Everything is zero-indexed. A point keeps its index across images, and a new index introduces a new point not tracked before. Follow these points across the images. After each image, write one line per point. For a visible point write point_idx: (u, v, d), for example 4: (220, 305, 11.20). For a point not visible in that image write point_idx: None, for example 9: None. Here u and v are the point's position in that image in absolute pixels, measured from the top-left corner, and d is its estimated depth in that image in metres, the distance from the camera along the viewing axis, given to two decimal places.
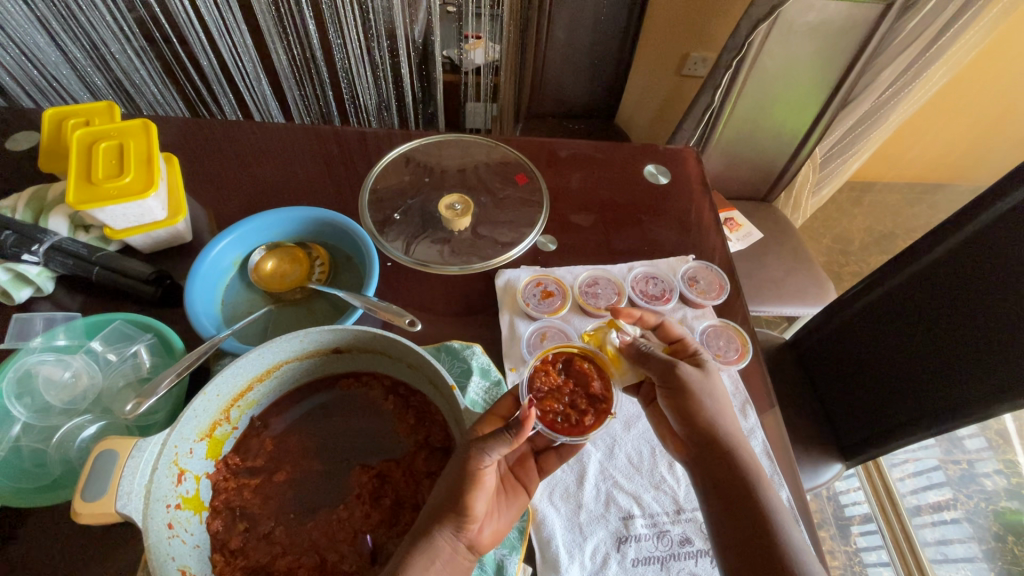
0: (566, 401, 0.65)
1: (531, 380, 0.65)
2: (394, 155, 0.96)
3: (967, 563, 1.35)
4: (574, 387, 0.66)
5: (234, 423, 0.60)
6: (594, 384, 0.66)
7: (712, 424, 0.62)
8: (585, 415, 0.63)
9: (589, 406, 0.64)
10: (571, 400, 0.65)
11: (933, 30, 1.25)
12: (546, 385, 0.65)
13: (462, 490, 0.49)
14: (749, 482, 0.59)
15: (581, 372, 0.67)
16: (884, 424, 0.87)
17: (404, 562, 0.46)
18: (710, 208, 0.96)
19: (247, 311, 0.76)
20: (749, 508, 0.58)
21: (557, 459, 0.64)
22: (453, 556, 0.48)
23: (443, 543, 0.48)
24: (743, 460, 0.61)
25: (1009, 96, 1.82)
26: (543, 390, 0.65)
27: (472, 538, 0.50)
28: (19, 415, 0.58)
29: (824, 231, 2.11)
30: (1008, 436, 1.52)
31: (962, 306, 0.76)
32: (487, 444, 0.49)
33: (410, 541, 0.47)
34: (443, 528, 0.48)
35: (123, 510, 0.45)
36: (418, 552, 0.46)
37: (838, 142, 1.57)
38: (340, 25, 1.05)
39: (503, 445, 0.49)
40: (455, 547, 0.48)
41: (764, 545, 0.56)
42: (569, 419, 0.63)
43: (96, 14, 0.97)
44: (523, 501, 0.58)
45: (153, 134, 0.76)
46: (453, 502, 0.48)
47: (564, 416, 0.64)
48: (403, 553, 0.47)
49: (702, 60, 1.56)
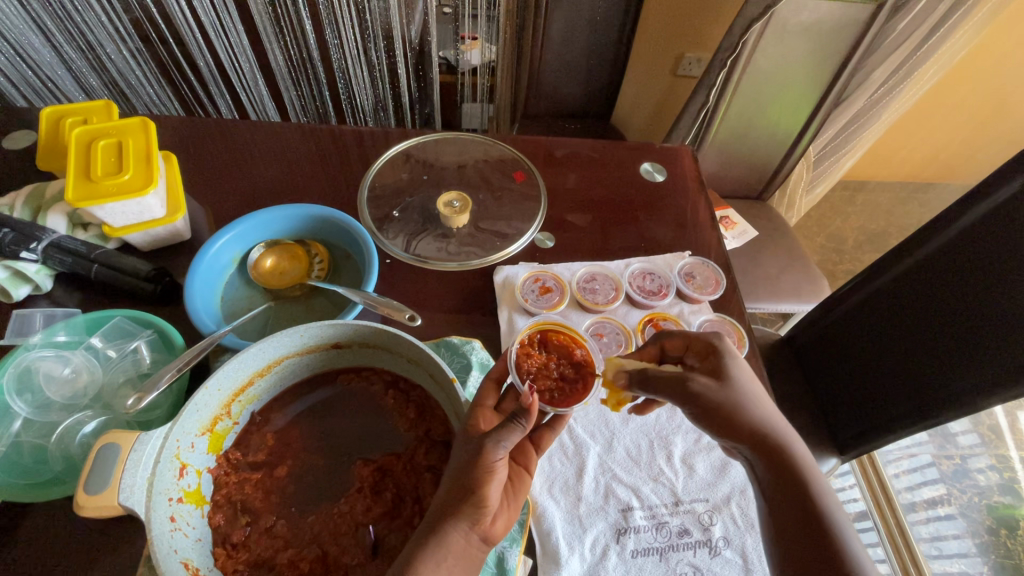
0: (555, 375, 0.68)
1: (518, 364, 0.67)
2: (393, 153, 0.96)
3: (961, 558, 1.36)
4: (558, 359, 0.70)
5: (234, 418, 0.60)
6: (575, 353, 0.71)
7: (752, 433, 0.56)
8: (575, 383, 0.68)
9: (577, 374, 0.69)
10: (559, 373, 0.69)
11: (923, 29, 1.27)
12: (533, 365, 0.68)
13: (467, 479, 0.49)
14: (806, 496, 0.52)
15: (562, 345, 0.72)
16: (879, 418, 0.87)
17: (414, 558, 0.45)
18: (706, 206, 0.97)
19: (246, 308, 0.76)
20: (809, 524, 0.51)
21: (551, 433, 0.61)
22: (466, 549, 0.47)
23: (457, 537, 0.46)
24: (799, 469, 0.54)
25: (999, 95, 1.85)
26: (532, 369, 0.67)
27: (487, 531, 0.48)
28: (20, 410, 0.58)
29: (818, 229, 2.13)
30: (1000, 431, 1.53)
31: (956, 299, 0.77)
32: (500, 435, 0.50)
33: (420, 535, 0.47)
34: (457, 523, 0.47)
35: (126, 503, 0.45)
36: (425, 544, 0.46)
37: (831, 141, 1.59)
38: (336, 25, 1.05)
39: (515, 434, 0.50)
40: (469, 541, 0.47)
41: (834, 567, 0.49)
42: (563, 390, 0.67)
43: (91, 14, 0.97)
44: (527, 483, 0.56)
45: (152, 132, 0.76)
46: (459, 493, 0.48)
47: (558, 389, 0.67)
48: (412, 547, 0.46)
49: (696, 60, 1.55)
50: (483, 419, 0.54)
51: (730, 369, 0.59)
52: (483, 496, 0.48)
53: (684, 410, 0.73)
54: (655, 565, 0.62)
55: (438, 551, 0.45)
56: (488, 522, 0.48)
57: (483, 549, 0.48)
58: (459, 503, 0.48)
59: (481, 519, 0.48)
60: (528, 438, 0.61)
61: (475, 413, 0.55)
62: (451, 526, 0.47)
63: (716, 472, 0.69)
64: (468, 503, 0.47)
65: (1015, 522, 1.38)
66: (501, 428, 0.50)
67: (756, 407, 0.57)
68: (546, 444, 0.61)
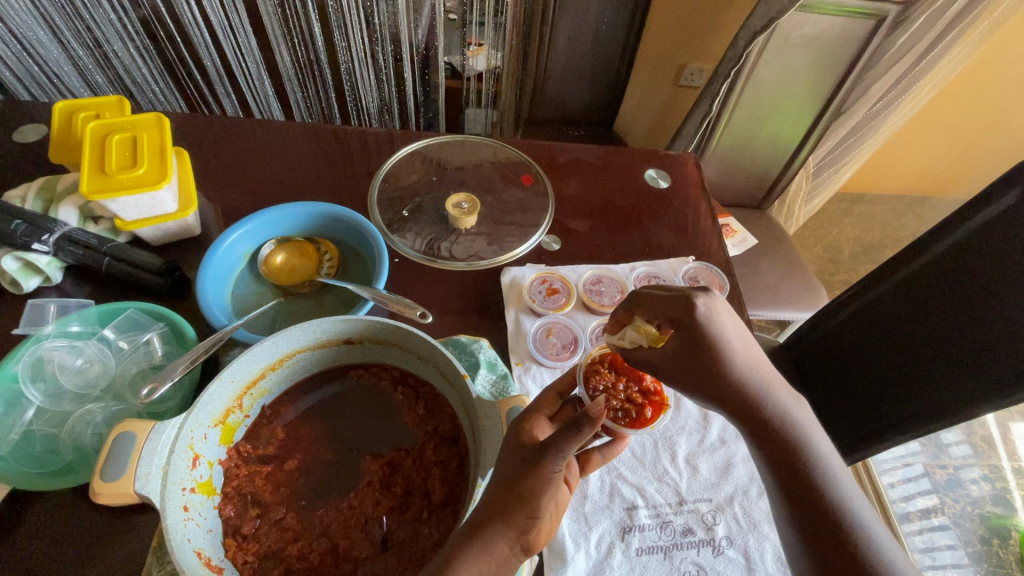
0: (622, 396, 0.69)
1: (587, 379, 0.67)
2: (404, 153, 0.97)
3: (955, 568, 1.37)
4: (626, 383, 0.70)
5: (245, 411, 0.61)
6: (646, 378, 0.71)
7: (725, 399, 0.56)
8: (643, 408, 0.69)
9: (644, 399, 0.70)
10: (627, 394, 0.69)
11: (923, 44, 1.29)
12: (602, 382, 0.67)
13: (512, 484, 0.47)
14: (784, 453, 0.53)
15: (628, 369, 0.71)
16: (878, 424, 0.89)
17: (454, 559, 0.44)
18: (708, 212, 0.98)
19: (256, 303, 0.77)
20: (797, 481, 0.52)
21: (600, 459, 0.59)
22: (509, 557, 0.46)
23: (501, 544, 0.46)
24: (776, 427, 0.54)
25: (993, 111, 1.88)
26: (601, 387, 0.66)
27: (529, 541, 0.47)
28: (33, 399, 0.59)
29: (814, 240, 2.16)
30: (992, 442, 1.59)
31: (953, 306, 0.78)
32: (559, 445, 0.47)
33: (459, 538, 0.46)
34: (505, 530, 0.46)
35: (142, 491, 0.46)
36: (466, 549, 0.45)
37: (830, 152, 1.61)
38: (344, 27, 1.07)
39: (573, 444, 0.47)
40: (511, 550, 0.46)
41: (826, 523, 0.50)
42: (629, 413, 0.68)
43: (100, 13, 0.98)
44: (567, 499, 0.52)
45: (167, 128, 0.76)
46: (505, 494, 0.47)
47: (622, 411, 0.68)
48: (450, 549, 0.45)
49: (698, 70, 1.52)
50: (540, 427, 0.53)
51: (698, 337, 0.56)
52: (538, 504, 0.46)
53: (688, 411, 0.75)
54: (659, 563, 0.62)
55: (482, 557, 0.44)
56: (534, 532, 0.47)
57: (524, 558, 0.47)
58: (511, 508, 0.47)
59: (530, 529, 0.46)
60: (576, 456, 0.58)
61: (528, 418, 0.54)
62: (495, 531, 0.46)
63: (718, 473, 0.70)
64: (522, 510, 0.46)
65: (1006, 532, 1.42)
66: (559, 437, 0.48)
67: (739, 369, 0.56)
68: (592, 467, 0.58)
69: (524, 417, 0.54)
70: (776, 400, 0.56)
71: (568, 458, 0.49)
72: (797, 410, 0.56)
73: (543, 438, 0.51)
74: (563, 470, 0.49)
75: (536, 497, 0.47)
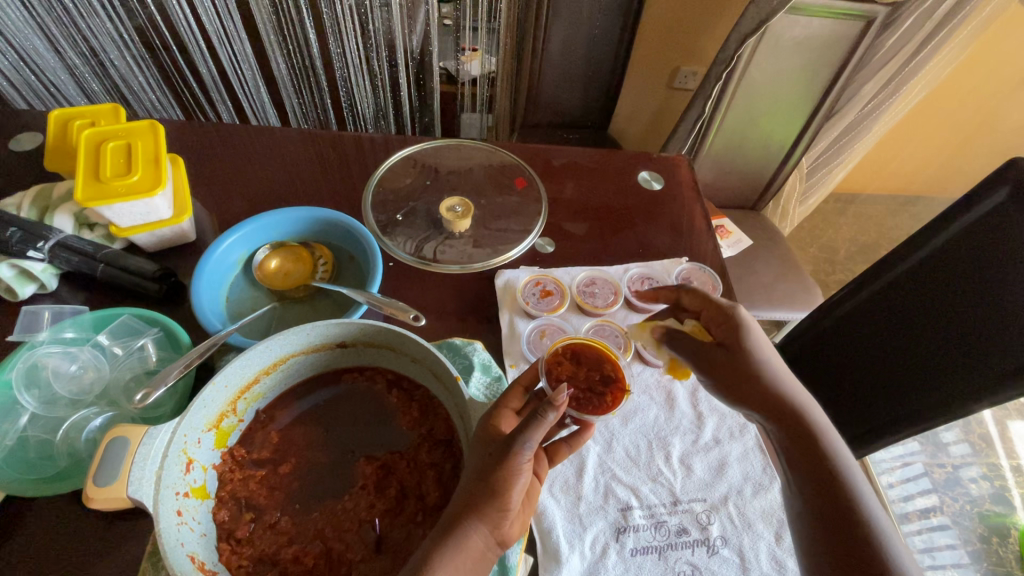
0: (584, 384, 0.69)
1: (549, 371, 0.67)
2: (400, 157, 0.98)
3: (955, 568, 1.36)
4: (587, 371, 0.70)
5: (239, 416, 0.61)
6: (607, 366, 0.71)
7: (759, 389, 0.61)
8: (604, 395, 0.69)
9: (606, 387, 0.69)
10: (588, 383, 0.69)
11: (912, 45, 1.31)
12: (564, 372, 0.68)
13: (494, 480, 0.47)
14: (813, 448, 0.56)
15: (588, 361, 0.71)
16: (873, 421, 0.89)
17: (432, 558, 0.44)
18: (702, 214, 0.99)
19: (251, 308, 0.77)
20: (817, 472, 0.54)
21: (567, 448, 0.59)
22: (485, 553, 0.46)
23: (477, 540, 0.46)
24: (806, 423, 0.58)
25: (985, 110, 1.90)
26: (563, 377, 0.67)
27: (503, 533, 0.48)
28: (28, 405, 0.59)
29: (810, 241, 2.17)
30: (990, 440, 1.62)
31: (943, 303, 0.78)
32: (526, 434, 0.48)
33: (439, 535, 0.46)
34: (479, 525, 0.46)
35: (134, 496, 0.46)
36: (443, 545, 0.45)
37: (824, 151, 1.62)
38: (340, 37, 1.07)
39: (538, 432, 0.49)
40: (487, 544, 0.46)
41: (840, 517, 0.51)
42: (591, 400, 0.68)
43: (97, 22, 0.99)
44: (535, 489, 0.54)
45: (161, 135, 0.77)
46: (482, 489, 0.48)
47: (585, 399, 0.68)
48: (429, 547, 0.46)
49: (692, 74, 1.60)
50: (504, 420, 0.54)
51: (743, 332, 0.64)
52: (509, 497, 0.47)
53: (682, 411, 0.75)
54: (654, 563, 0.63)
55: (457, 554, 0.45)
56: (507, 525, 0.48)
57: (500, 551, 0.48)
58: (484, 503, 0.47)
59: (503, 521, 0.47)
60: (543, 449, 0.59)
61: (494, 413, 0.54)
62: (472, 529, 0.46)
63: (714, 473, 0.70)
64: (494, 504, 0.47)
65: (1006, 530, 1.42)
66: (525, 426, 0.49)
67: (774, 373, 0.62)
68: (561, 458, 0.59)
69: (489, 411, 0.55)
70: (801, 396, 0.60)
71: (534, 449, 0.50)
72: (817, 415, 0.59)
73: (507, 431, 0.52)
74: (531, 459, 0.50)
75: (508, 490, 0.47)
